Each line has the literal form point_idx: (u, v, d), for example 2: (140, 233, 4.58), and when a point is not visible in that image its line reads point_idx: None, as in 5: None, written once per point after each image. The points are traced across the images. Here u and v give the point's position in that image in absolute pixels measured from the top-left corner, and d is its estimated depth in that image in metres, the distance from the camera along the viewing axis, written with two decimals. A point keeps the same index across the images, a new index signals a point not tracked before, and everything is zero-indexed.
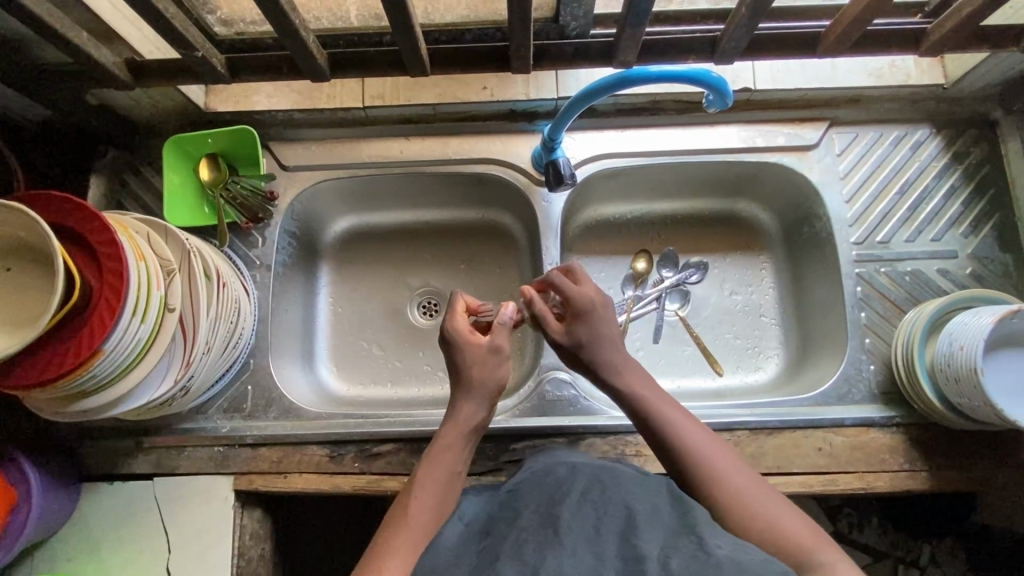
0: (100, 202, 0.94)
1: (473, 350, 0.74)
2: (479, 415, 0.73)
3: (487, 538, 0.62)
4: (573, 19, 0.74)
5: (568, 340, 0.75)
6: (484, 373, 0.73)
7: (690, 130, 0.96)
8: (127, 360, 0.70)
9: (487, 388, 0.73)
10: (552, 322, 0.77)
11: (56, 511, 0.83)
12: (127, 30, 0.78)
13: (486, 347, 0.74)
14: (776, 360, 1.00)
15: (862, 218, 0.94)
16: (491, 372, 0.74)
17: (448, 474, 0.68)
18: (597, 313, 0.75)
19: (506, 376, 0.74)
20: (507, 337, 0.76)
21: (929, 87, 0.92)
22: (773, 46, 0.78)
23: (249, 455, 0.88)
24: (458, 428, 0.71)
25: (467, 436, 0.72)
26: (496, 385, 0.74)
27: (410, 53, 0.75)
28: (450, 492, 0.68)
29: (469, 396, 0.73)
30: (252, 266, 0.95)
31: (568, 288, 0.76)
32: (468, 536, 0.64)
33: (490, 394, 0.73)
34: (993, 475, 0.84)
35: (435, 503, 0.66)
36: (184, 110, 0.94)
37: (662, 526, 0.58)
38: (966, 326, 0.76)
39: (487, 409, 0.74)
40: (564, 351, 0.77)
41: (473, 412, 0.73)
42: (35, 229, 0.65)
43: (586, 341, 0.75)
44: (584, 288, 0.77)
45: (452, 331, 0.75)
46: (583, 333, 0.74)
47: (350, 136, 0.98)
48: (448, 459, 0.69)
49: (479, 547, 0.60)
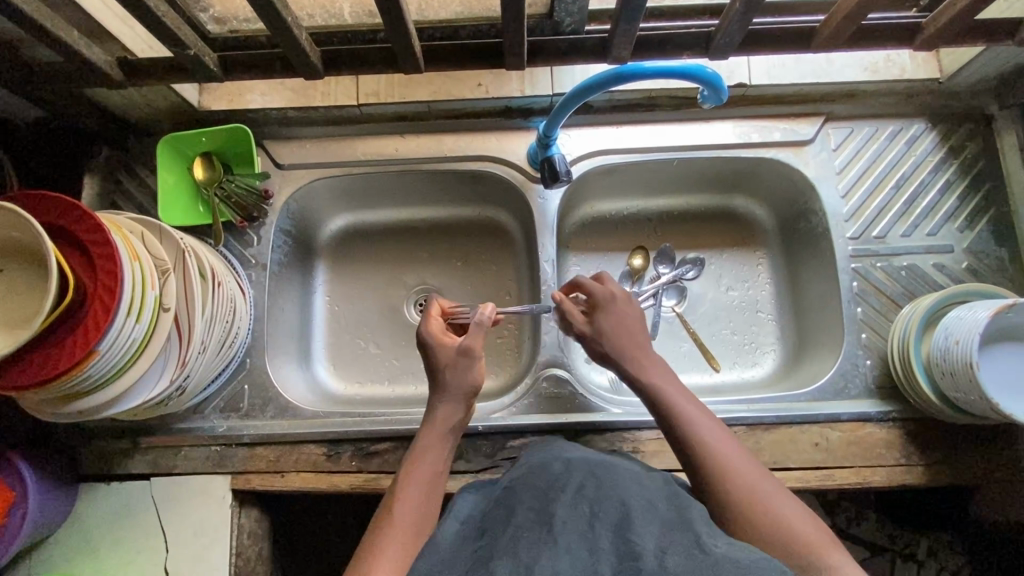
0: (94, 202, 0.94)
1: (445, 352, 0.75)
2: (457, 416, 0.73)
3: (484, 535, 0.62)
4: (567, 14, 0.74)
5: (590, 330, 0.78)
6: (454, 376, 0.74)
7: (685, 126, 0.96)
8: (121, 361, 0.70)
9: (461, 390, 0.73)
10: (576, 317, 0.80)
11: (52, 512, 0.83)
12: (120, 29, 0.78)
13: (457, 349, 0.74)
14: (772, 355, 1.01)
15: (857, 214, 0.94)
16: (462, 374, 0.73)
17: (430, 472, 0.69)
18: (619, 303, 0.78)
19: (477, 379, 0.74)
20: (479, 339, 0.75)
21: (924, 81, 0.92)
22: (767, 41, 0.78)
23: (246, 455, 0.88)
24: (435, 428, 0.72)
25: (446, 437, 0.72)
26: (469, 388, 0.74)
27: (404, 50, 0.75)
28: (433, 491, 0.68)
29: (445, 401, 0.73)
30: (248, 266, 0.94)
31: (592, 283, 0.81)
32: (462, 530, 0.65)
33: (464, 396, 0.73)
34: (989, 469, 0.84)
35: (418, 506, 0.67)
36: (178, 109, 0.93)
37: (658, 521, 0.58)
38: (960, 321, 0.76)
39: (464, 411, 0.74)
40: (589, 342, 0.79)
41: (450, 414, 0.73)
42: (27, 227, 0.64)
43: (608, 331, 0.77)
44: (608, 284, 0.81)
45: (425, 334, 0.76)
46: (604, 321, 0.78)
47: (344, 134, 0.98)
48: (427, 459, 0.70)
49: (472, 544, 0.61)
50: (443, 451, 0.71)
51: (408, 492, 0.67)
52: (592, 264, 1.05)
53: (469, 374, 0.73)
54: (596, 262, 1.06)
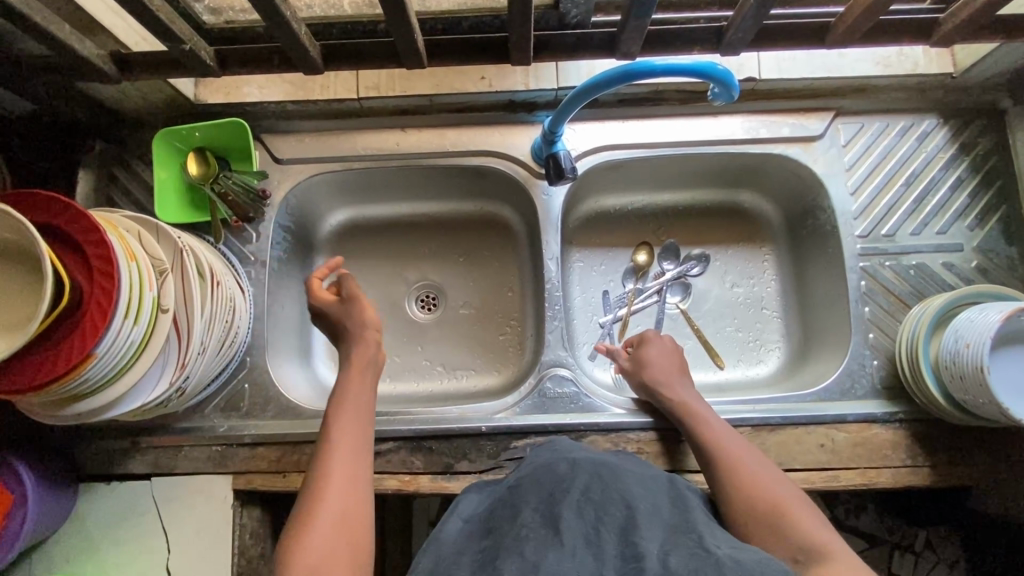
0: (89, 198, 0.92)
1: (338, 309, 0.82)
2: (365, 347, 0.80)
3: (489, 531, 0.63)
4: (573, 6, 0.71)
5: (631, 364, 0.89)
6: (351, 318, 0.81)
7: (693, 121, 0.94)
8: (120, 363, 0.68)
9: (359, 328, 0.81)
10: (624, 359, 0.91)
11: (53, 513, 0.82)
12: (111, 20, 0.76)
13: (341, 300, 0.82)
14: (778, 353, 1.00)
15: (866, 211, 0.92)
16: (357, 314, 0.81)
17: (356, 405, 0.75)
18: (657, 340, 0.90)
19: (368, 314, 0.81)
20: (351, 281, 0.83)
21: (938, 76, 0.90)
22: (780, 37, 0.76)
23: (248, 455, 0.87)
24: (355, 367, 0.78)
25: (363, 366, 0.79)
26: (366, 323, 0.81)
27: (406, 45, 0.73)
28: (365, 419, 0.74)
29: (358, 344, 0.80)
30: (246, 262, 0.93)
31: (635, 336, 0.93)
32: (468, 526, 0.66)
33: (368, 330, 0.81)
34: (995, 470, 0.84)
35: (355, 435, 0.72)
36: (173, 103, 0.91)
37: (664, 528, 0.59)
38: (971, 324, 0.75)
39: (370, 341, 0.80)
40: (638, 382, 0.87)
41: (359, 349, 0.79)
42: (20, 229, 0.62)
43: (649, 361, 0.88)
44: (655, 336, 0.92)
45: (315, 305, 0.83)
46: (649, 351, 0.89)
47: (344, 129, 0.96)
48: (353, 392, 0.76)
49: (481, 545, 0.62)
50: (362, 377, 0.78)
51: (342, 422, 0.73)
52: (596, 261, 1.04)
53: (367, 325, 0.81)
54: (600, 258, 1.04)
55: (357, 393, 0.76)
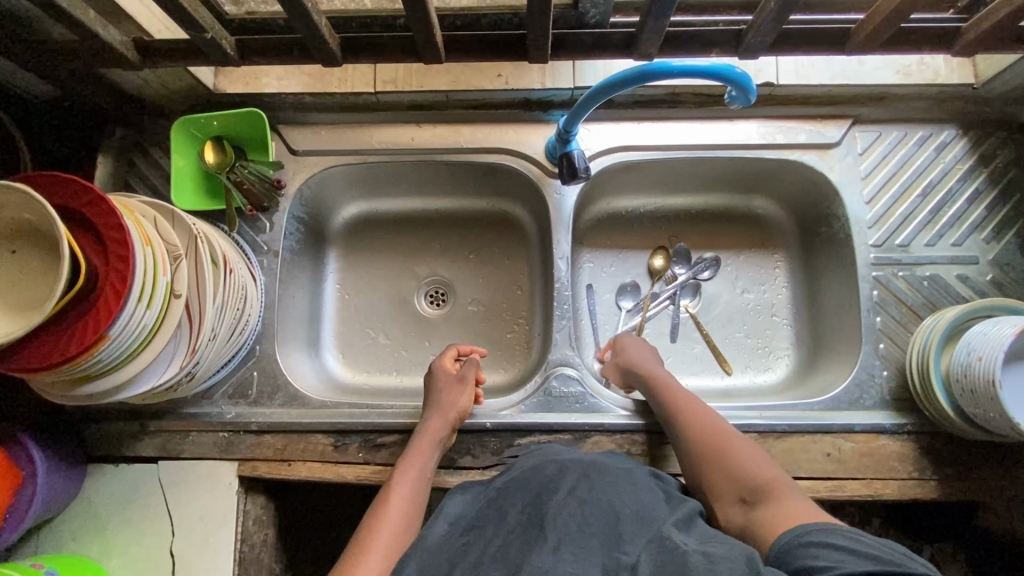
0: (107, 182, 0.93)
1: (445, 380, 0.86)
2: (444, 432, 0.82)
3: (474, 528, 0.66)
4: (592, 6, 0.72)
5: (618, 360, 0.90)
6: (448, 398, 0.84)
7: (710, 124, 0.93)
8: (132, 346, 0.69)
9: (452, 411, 0.83)
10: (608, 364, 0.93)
11: (61, 493, 0.83)
12: (136, 9, 0.77)
13: (456, 379, 0.86)
14: (786, 361, 0.99)
15: (881, 220, 0.92)
16: (456, 398, 0.84)
17: (415, 481, 0.77)
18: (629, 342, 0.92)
19: (466, 402, 0.84)
20: (472, 368, 0.87)
21: (958, 86, 0.89)
22: (801, 41, 0.75)
23: (254, 442, 0.88)
24: (425, 441, 0.81)
25: (437, 447, 0.81)
26: (459, 411, 0.83)
27: (425, 40, 0.73)
28: (419, 494, 0.76)
29: (439, 422, 0.82)
30: (259, 251, 0.93)
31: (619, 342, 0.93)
32: (453, 531, 0.67)
33: (454, 415, 0.83)
34: (1003, 486, 0.83)
35: (406, 507, 0.74)
36: (193, 91, 0.92)
37: (646, 530, 0.60)
38: (983, 337, 0.75)
39: (452, 430, 0.83)
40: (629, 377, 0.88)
41: (439, 429, 0.82)
42: (42, 212, 0.63)
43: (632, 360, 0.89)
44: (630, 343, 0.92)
45: (435, 369, 0.89)
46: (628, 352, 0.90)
47: (361, 122, 0.96)
48: (414, 468, 0.78)
49: (467, 542, 0.64)
50: (424, 459, 0.79)
51: (394, 494, 0.75)
52: (607, 262, 1.04)
53: (456, 407, 0.83)
54: (610, 259, 1.04)
55: (414, 469, 0.78)
